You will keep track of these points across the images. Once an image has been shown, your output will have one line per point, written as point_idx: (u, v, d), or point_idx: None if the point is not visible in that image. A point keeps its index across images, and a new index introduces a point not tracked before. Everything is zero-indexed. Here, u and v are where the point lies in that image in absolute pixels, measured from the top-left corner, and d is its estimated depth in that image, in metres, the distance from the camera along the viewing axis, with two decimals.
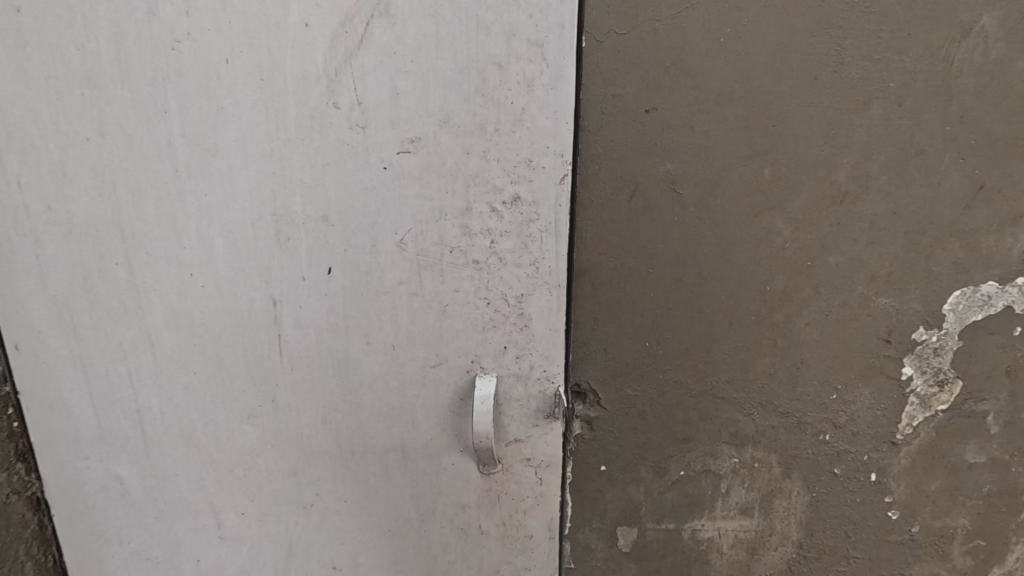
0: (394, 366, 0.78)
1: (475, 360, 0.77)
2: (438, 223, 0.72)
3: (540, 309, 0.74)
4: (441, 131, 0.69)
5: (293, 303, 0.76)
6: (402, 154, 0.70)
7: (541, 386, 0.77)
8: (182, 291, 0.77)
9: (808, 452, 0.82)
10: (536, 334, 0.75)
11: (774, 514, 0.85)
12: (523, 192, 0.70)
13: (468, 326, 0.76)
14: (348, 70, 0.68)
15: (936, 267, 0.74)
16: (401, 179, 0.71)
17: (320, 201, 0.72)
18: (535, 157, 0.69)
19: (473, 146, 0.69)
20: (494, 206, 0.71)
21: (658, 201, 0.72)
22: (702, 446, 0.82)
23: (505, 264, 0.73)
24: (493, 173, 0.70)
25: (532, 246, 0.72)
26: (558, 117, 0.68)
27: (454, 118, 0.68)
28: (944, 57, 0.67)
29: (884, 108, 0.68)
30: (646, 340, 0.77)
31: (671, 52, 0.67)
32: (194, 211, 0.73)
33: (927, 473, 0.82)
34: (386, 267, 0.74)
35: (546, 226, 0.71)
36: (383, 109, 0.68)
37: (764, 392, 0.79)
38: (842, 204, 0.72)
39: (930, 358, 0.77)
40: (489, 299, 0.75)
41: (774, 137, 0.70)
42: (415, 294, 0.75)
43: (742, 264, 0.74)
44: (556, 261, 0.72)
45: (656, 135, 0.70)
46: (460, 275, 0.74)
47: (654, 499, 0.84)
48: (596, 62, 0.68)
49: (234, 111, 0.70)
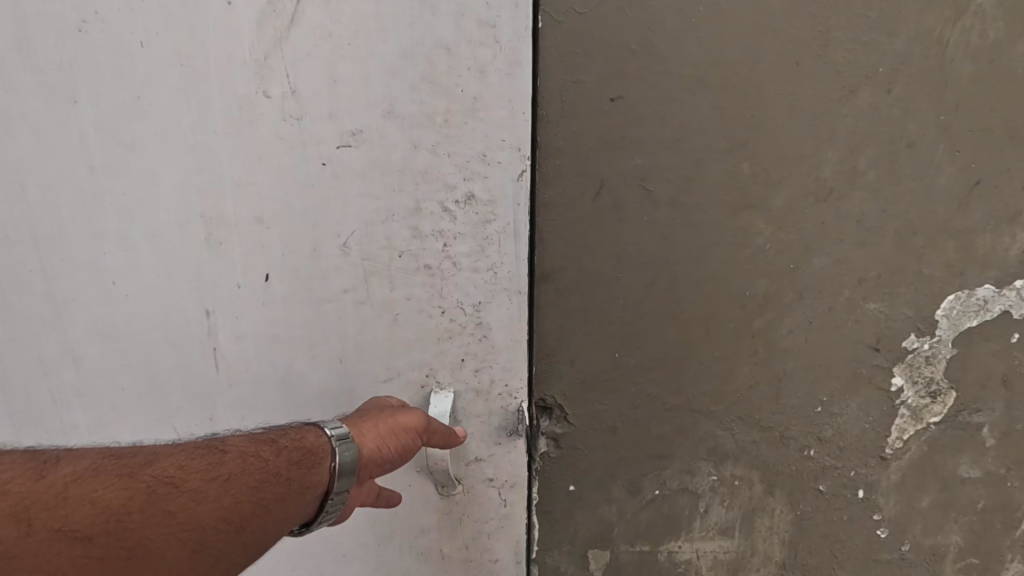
0: (345, 381, 0.67)
1: (431, 375, 0.68)
2: (386, 225, 0.62)
3: (500, 319, 0.66)
4: (387, 125, 0.59)
5: (229, 312, 0.62)
6: (343, 148, 0.59)
7: (503, 402, 0.70)
8: (104, 300, 0.60)
9: (791, 468, 0.76)
10: (497, 346, 0.67)
11: (756, 534, 0.79)
12: (477, 189, 0.62)
13: (421, 337, 0.67)
14: (278, 55, 0.55)
15: (929, 269, 0.68)
16: (346, 181, 0.60)
17: (255, 202, 0.59)
18: (490, 151, 0.61)
19: (421, 138, 0.60)
20: (445, 204, 0.62)
21: (627, 199, 0.65)
22: (678, 463, 0.76)
23: (459, 270, 0.65)
24: (444, 169, 0.61)
25: (489, 249, 0.64)
26: (514, 107, 0.60)
27: (399, 109, 0.59)
28: (938, 40, 0.61)
29: (872, 95, 0.62)
30: (616, 351, 0.71)
31: (639, 33, 0.60)
32: (114, 210, 0.58)
33: (918, 488, 0.77)
34: (330, 273, 0.62)
35: (504, 227, 0.63)
36: (321, 97, 0.57)
37: (745, 405, 0.73)
38: (827, 201, 0.66)
39: (921, 367, 0.72)
40: (443, 309, 0.66)
41: (753, 127, 0.63)
42: (362, 304, 0.64)
43: (719, 267, 0.68)
44: (516, 265, 0.65)
45: (624, 126, 0.63)
46: (413, 282, 0.65)
47: (627, 519, 0.78)
48: (555, 45, 0.61)
49: (154, 91, 0.55)
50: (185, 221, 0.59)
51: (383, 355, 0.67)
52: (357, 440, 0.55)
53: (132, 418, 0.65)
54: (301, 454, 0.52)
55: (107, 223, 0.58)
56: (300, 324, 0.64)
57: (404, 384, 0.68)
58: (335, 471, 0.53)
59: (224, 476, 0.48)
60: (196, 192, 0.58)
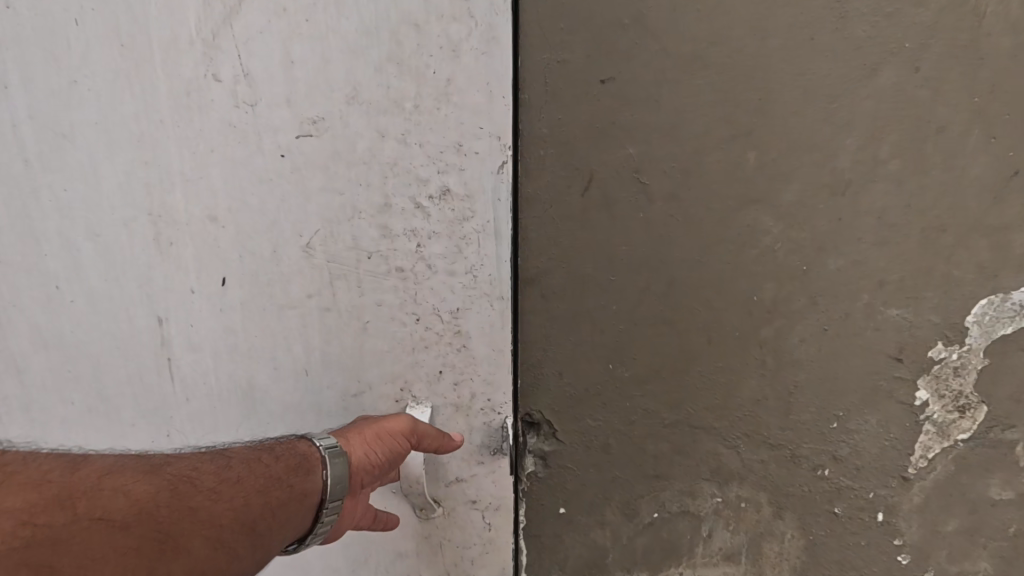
0: (310, 396, 0.58)
1: (406, 388, 0.58)
2: (352, 224, 0.52)
3: (481, 333, 0.56)
4: (352, 112, 0.49)
5: (183, 322, 0.55)
6: (303, 138, 0.50)
7: (486, 419, 0.60)
8: (47, 307, 0.55)
9: (802, 490, 0.69)
10: (478, 357, 0.57)
11: (764, 560, 0.72)
12: (451, 181, 0.52)
13: (393, 351, 0.57)
14: (228, 33, 0.47)
15: (957, 271, 0.61)
16: (308, 177, 0.51)
17: (205, 197, 0.52)
18: (466, 140, 0.51)
19: (388, 126, 0.50)
20: (416, 199, 0.52)
21: (619, 193, 0.58)
22: (678, 484, 0.69)
23: (434, 273, 0.54)
24: (415, 159, 0.51)
25: (467, 250, 0.54)
26: (494, 88, 0.50)
27: (365, 95, 0.49)
28: (970, 10, 0.54)
29: (896, 74, 0.55)
30: (608, 362, 0.64)
31: (630, 6, 0.54)
32: (51, 208, 0.52)
33: (943, 511, 0.70)
34: (293, 275, 0.54)
35: (483, 226, 0.53)
36: (273, 74, 0.48)
37: (751, 420, 0.66)
38: (844, 195, 0.59)
39: (948, 379, 0.64)
40: (417, 315, 0.56)
41: (761, 112, 0.56)
42: (327, 311, 0.55)
43: (723, 269, 0.61)
44: (501, 269, 0.55)
45: (614, 111, 0.56)
46: (386, 288, 0.55)
47: (622, 544, 0.72)
48: (536, 20, 0.54)
49: (92, 74, 0.48)
50: (130, 220, 0.52)
51: (351, 370, 0.57)
52: (345, 449, 0.52)
53: (88, 430, 0.59)
54: (297, 460, 0.49)
55: (46, 221, 0.52)
56: (256, 334, 0.56)
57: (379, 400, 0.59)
58: (328, 480, 0.49)
59: (235, 477, 0.47)
60: (142, 183, 0.51)
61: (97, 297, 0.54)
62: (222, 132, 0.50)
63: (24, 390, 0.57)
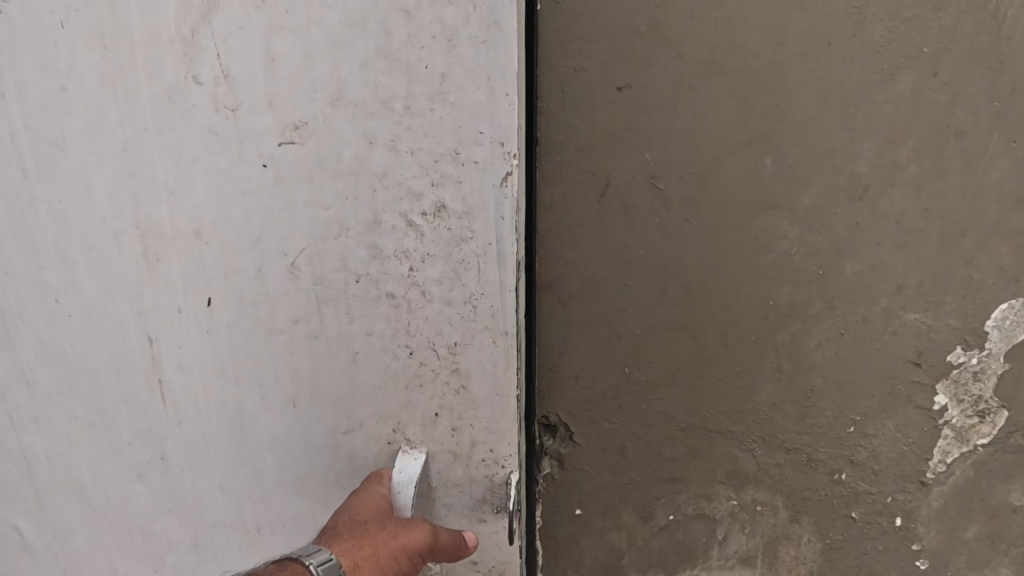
0: (298, 435, 0.52)
1: (399, 430, 0.52)
2: (338, 242, 0.46)
3: (483, 371, 0.49)
4: (338, 116, 0.43)
5: (172, 343, 0.49)
6: (286, 145, 0.43)
7: (488, 471, 0.53)
8: (49, 323, 0.48)
9: (819, 494, 0.69)
10: (478, 399, 0.50)
11: (781, 564, 0.72)
12: (447, 198, 0.45)
13: (385, 392, 0.50)
14: (207, 29, 0.41)
15: (977, 276, 0.60)
16: (302, 200, 0.45)
17: (189, 209, 0.45)
18: (461, 148, 0.44)
19: (376, 130, 0.43)
20: (409, 217, 0.45)
21: (636, 199, 0.59)
22: (693, 487, 0.69)
23: (428, 306, 0.48)
24: (406, 171, 0.44)
25: (466, 278, 0.47)
26: (491, 86, 0.42)
27: (352, 95, 0.42)
28: (992, 14, 0.53)
29: (915, 79, 0.55)
30: (624, 366, 0.65)
31: (648, 13, 0.54)
32: (48, 221, 0.45)
33: (963, 517, 0.69)
34: (283, 304, 0.47)
35: (484, 250, 0.46)
36: (258, 84, 0.42)
37: (768, 424, 0.66)
38: (861, 200, 0.58)
39: (967, 384, 0.64)
40: (410, 351, 0.49)
41: (777, 117, 0.56)
42: (315, 337, 0.48)
43: (739, 273, 0.61)
44: (498, 296, 0.47)
45: (631, 118, 0.57)
46: (378, 321, 0.48)
47: (638, 547, 0.72)
48: (554, 28, 0.55)
49: (80, 79, 0.42)
50: (121, 234, 0.45)
51: (341, 417, 0.51)
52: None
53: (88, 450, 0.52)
54: None
55: (42, 235, 0.45)
56: (245, 356, 0.49)
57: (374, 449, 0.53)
58: None
59: None
60: (128, 198, 0.45)
61: (97, 307, 0.47)
62: (207, 144, 0.43)
63: (30, 402, 0.50)
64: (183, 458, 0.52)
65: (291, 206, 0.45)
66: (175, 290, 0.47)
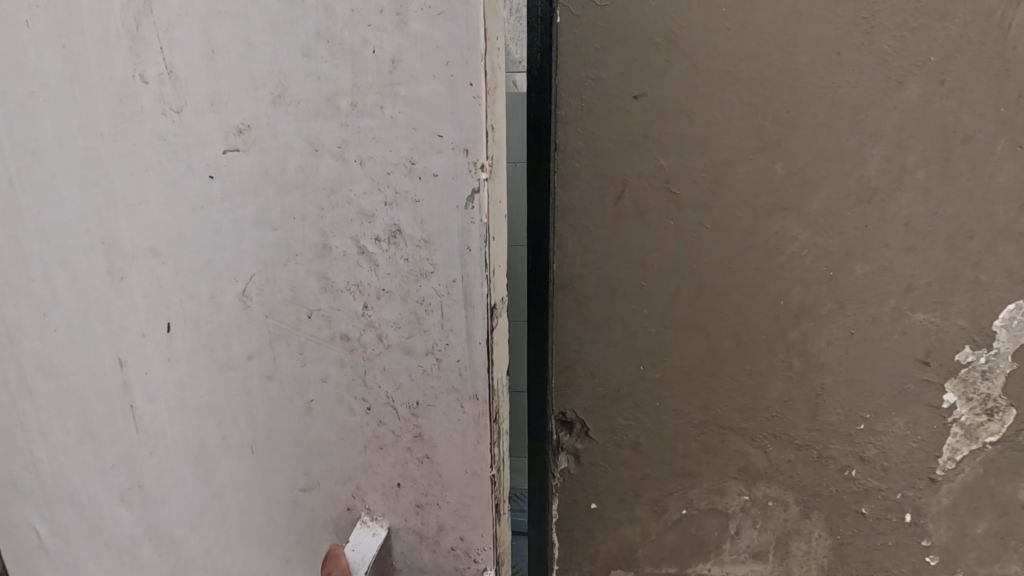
0: (262, 482, 0.47)
1: (359, 499, 0.45)
2: (288, 268, 0.41)
3: (447, 437, 0.42)
4: (280, 116, 0.38)
5: (138, 369, 0.46)
6: (231, 153, 0.40)
7: (456, 558, 0.45)
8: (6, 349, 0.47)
9: (829, 490, 0.70)
10: (447, 480, 0.43)
11: (792, 559, 0.74)
12: (405, 219, 0.38)
13: (336, 438, 0.44)
14: (150, 20, 0.39)
15: (985, 277, 0.62)
16: (251, 212, 0.41)
17: (145, 223, 0.43)
18: (421, 154, 0.36)
19: (324, 133, 0.38)
20: (362, 242, 0.39)
21: (651, 203, 0.61)
22: (706, 482, 0.71)
23: (386, 349, 0.41)
24: (355, 178, 0.38)
25: (427, 319, 0.40)
26: (454, 76, 0.34)
27: (294, 90, 0.37)
28: (999, 23, 0.55)
29: (923, 87, 0.57)
30: (639, 364, 0.67)
31: (663, 25, 0.56)
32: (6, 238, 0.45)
33: (972, 514, 0.70)
34: (233, 329, 0.44)
35: (445, 284, 0.38)
36: (199, 79, 0.39)
37: (779, 421, 0.68)
38: (870, 203, 0.60)
39: (976, 382, 0.66)
40: (368, 405, 0.43)
41: (788, 124, 0.58)
42: (269, 378, 0.44)
43: (751, 274, 0.63)
44: (467, 352, 0.39)
45: (647, 125, 0.59)
46: (327, 355, 0.42)
47: (652, 541, 0.74)
48: (572, 40, 0.57)
49: (46, 86, 0.41)
50: (89, 250, 0.44)
51: (300, 461, 0.46)
52: None
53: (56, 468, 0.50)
54: None
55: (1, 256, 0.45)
56: (204, 394, 0.46)
57: (327, 498, 0.46)
58: None
59: None
60: (94, 205, 0.43)
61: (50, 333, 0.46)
62: (159, 154, 0.41)
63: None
64: (156, 480, 0.49)
65: (238, 218, 0.41)
66: (125, 310, 0.45)
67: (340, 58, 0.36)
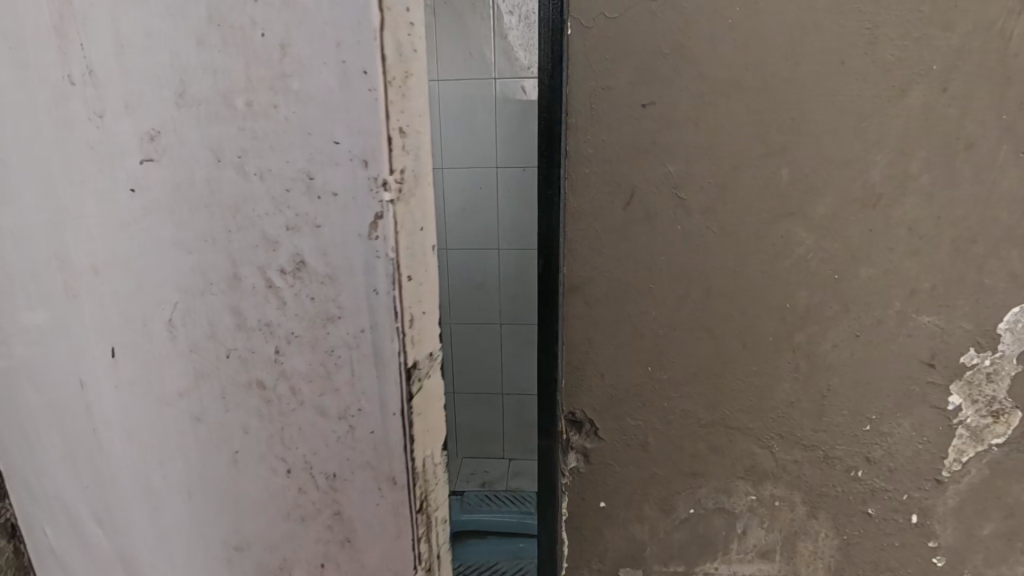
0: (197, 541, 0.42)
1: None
2: (205, 298, 0.37)
3: (363, 504, 0.40)
4: (188, 119, 0.34)
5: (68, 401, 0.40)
6: (145, 164, 0.35)
7: None
8: None
9: (836, 491, 0.71)
10: (365, 551, 0.41)
11: (799, 559, 0.75)
12: (307, 250, 0.35)
13: (256, 496, 0.40)
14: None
15: (990, 280, 0.63)
16: (154, 243, 0.36)
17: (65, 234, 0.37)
18: (319, 168, 0.33)
19: (223, 141, 0.34)
20: (268, 275, 0.36)
21: (659, 207, 0.63)
22: (714, 482, 0.72)
23: (301, 404, 0.38)
24: (258, 205, 0.35)
25: (337, 377, 0.38)
26: (348, 70, 0.32)
27: (193, 88, 0.33)
28: (1001, 32, 0.56)
29: (925, 94, 0.58)
30: (648, 364, 0.68)
31: (671, 36, 0.58)
32: None
33: (978, 515, 0.71)
34: (145, 378, 0.39)
35: (352, 338, 0.37)
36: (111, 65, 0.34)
37: (785, 421, 0.69)
38: (874, 208, 0.62)
39: (982, 385, 0.66)
40: (288, 467, 0.40)
41: (793, 131, 0.60)
42: (200, 421, 0.39)
43: (758, 278, 0.65)
44: (381, 397, 0.38)
45: (655, 132, 0.61)
46: (241, 403, 0.39)
47: (660, 539, 0.75)
48: (583, 51, 0.59)
49: None
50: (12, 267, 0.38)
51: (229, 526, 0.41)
52: None
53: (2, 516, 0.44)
54: None
55: None
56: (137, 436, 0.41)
57: (258, 566, 0.42)
58: None
59: None
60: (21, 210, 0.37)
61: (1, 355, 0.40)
62: (90, 163, 0.36)
63: None
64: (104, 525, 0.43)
65: (145, 256, 0.37)
66: (73, 335, 0.39)
67: (228, 51, 0.32)
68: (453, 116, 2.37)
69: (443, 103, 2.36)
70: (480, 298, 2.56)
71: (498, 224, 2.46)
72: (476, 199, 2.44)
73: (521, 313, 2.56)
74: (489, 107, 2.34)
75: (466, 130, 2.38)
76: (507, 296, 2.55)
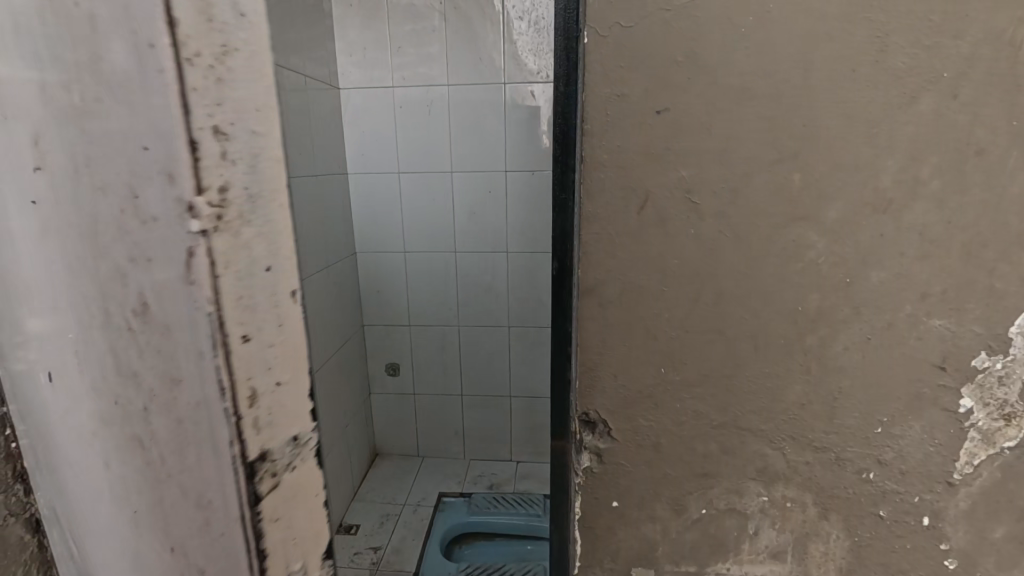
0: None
1: None
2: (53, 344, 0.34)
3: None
4: (24, 136, 0.30)
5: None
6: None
7: None
8: None
9: (847, 492, 0.72)
10: None
11: (810, 560, 0.75)
12: (149, 298, 0.33)
13: (111, 558, 0.38)
14: None
15: (1001, 284, 0.64)
16: (19, 287, 0.33)
17: None
18: (140, 185, 0.31)
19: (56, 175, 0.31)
20: (111, 334, 0.34)
21: (672, 211, 0.64)
22: (726, 482, 0.73)
23: (153, 472, 0.36)
24: (93, 256, 0.32)
25: (190, 451, 0.36)
26: (167, 84, 0.29)
27: (23, 96, 0.30)
28: (1010, 41, 0.57)
29: (936, 101, 0.59)
30: (660, 365, 0.70)
31: (684, 45, 0.59)
32: None
33: (991, 518, 0.71)
34: (20, 410, 0.36)
35: (201, 415, 0.35)
36: None
37: (796, 423, 0.70)
38: (886, 213, 0.63)
39: (993, 388, 0.67)
40: (138, 537, 0.37)
41: (805, 137, 0.61)
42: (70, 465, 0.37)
43: (769, 281, 0.66)
44: (222, 454, 0.36)
45: (669, 138, 0.62)
46: (99, 460, 0.36)
47: (672, 539, 0.76)
48: (598, 59, 0.61)
49: None
50: None
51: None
52: None
53: None
54: None
55: None
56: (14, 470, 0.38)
57: None
58: None
59: None
60: None
61: None
62: None
63: None
64: None
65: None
66: None
67: (44, 59, 0.30)
68: (464, 121, 2.39)
69: (453, 108, 2.39)
70: (489, 300, 2.58)
71: (507, 227, 2.48)
72: (486, 203, 2.46)
73: (530, 316, 2.57)
74: (498, 111, 2.36)
75: (476, 134, 2.40)
76: (516, 299, 2.56)
